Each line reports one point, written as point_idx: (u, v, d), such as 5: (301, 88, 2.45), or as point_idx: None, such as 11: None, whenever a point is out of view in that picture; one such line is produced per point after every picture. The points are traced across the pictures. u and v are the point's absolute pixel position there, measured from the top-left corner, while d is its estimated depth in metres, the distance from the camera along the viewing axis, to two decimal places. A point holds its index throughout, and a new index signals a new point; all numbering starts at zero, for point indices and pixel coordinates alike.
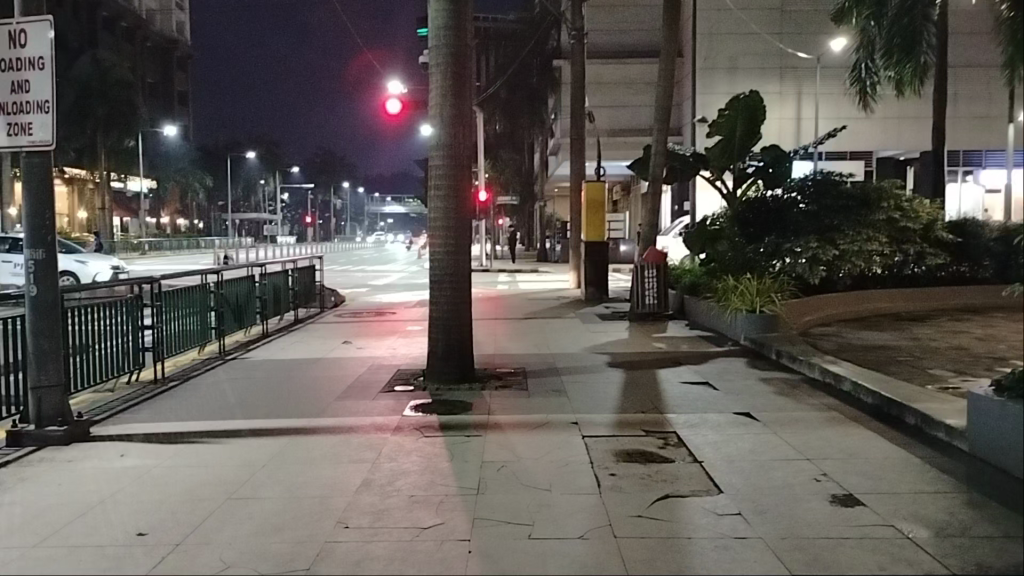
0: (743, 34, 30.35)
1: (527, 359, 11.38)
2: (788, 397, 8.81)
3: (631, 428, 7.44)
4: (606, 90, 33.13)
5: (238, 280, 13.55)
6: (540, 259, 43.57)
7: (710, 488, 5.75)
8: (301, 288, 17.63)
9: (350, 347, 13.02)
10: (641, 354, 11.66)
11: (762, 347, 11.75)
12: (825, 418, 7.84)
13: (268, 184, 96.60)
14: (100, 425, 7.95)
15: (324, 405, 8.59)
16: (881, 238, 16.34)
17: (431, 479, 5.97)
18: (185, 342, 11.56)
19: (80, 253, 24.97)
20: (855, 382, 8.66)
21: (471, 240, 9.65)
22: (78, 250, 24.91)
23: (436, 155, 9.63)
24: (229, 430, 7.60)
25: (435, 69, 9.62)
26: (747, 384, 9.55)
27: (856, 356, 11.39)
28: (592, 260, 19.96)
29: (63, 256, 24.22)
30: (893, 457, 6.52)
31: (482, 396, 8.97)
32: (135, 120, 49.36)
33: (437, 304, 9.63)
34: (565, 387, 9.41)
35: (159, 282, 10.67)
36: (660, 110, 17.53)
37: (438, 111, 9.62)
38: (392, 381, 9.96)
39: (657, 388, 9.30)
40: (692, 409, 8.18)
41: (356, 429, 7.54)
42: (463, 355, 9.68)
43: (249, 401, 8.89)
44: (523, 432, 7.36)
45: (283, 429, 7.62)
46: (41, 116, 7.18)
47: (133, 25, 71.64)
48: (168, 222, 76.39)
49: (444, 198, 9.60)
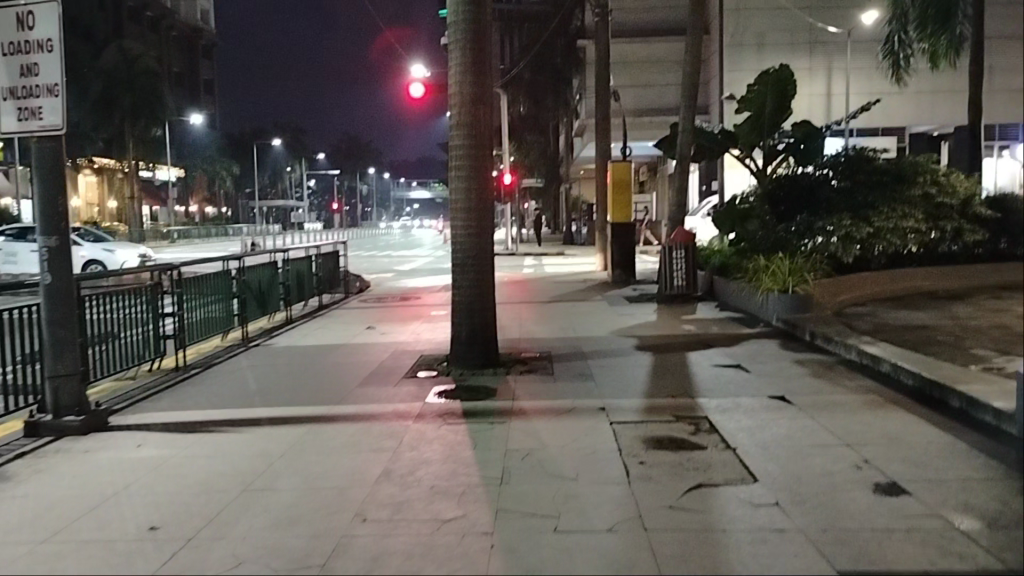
0: (770, 9, 29.83)
1: (552, 344, 11.12)
2: (825, 380, 8.48)
3: (661, 414, 7.17)
4: (632, 70, 32.84)
5: (261, 266, 13.43)
6: (566, 241, 43.22)
7: (745, 476, 5.48)
8: (325, 274, 17.48)
9: (375, 332, 12.85)
10: (670, 337, 11.37)
11: (795, 328, 11.40)
12: (864, 401, 7.51)
13: (294, 171, 96.89)
14: (118, 415, 7.81)
15: (346, 392, 8.39)
16: (917, 215, 16.07)
17: (454, 469, 5.76)
18: (207, 330, 11.45)
19: (109, 241, 25.13)
20: (895, 364, 8.31)
21: (494, 219, 9.42)
22: (107, 238, 25.09)
23: (456, 135, 9.38)
24: (248, 419, 7.43)
25: (454, 44, 9.33)
26: (781, 367, 9.22)
27: (894, 336, 11.01)
28: (619, 241, 19.63)
29: (92, 245, 24.37)
30: (939, 442, 6.20)
31: (507, 381, 8.74)
32: (162, 110, 49.56)
33: (460, 290, 9.41)
34: (593, 371, 9.14)
35: (180, 269, 10.51)
36: (687, 86, 17.12)
37: (457, 88, 9.34)
38: (415, 367, 9.77)
39: (688, 371, 9.01)
40: (725, 394, 7.89)
41: (378, 417, 7.34)
42: (487, 340, 9.45)
43: (270, 389, 8.72)
44: (549, 419, 7.11)
45: (302, 417, 7.44)
46: (51, 100, 7.02)
47: (158, 13, 71.94)
48: (197, 210, 76.85)
49: (466, 177, 9.34)
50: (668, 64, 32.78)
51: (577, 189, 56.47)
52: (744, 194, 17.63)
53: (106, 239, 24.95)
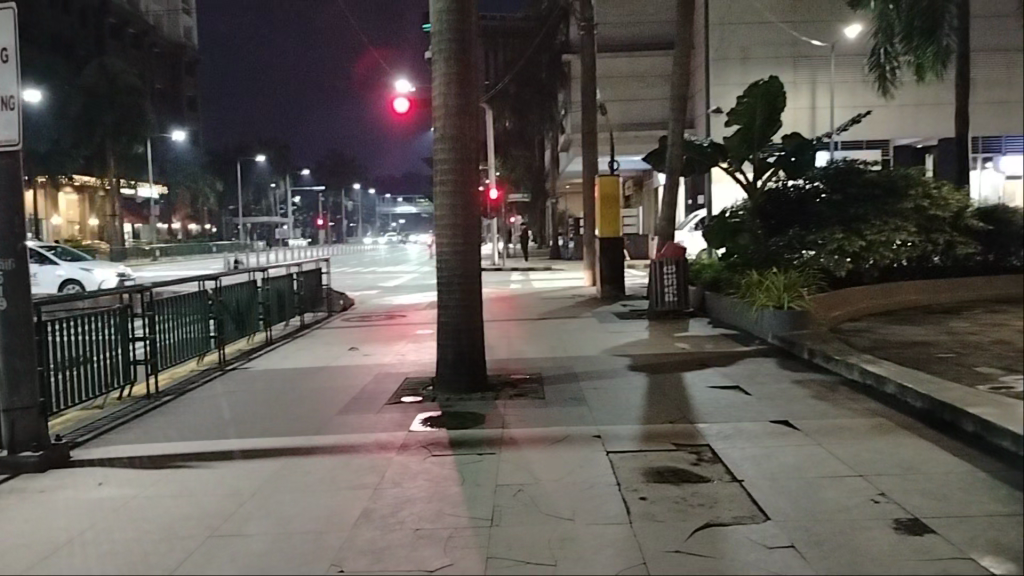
0: (754, 24, 29.79)
1: (542, 364, 10.71)
2: (828, 402, 8.10)
3: (659, 442, 6.77)
4: (618, 84, 32.64)
5: (238, 286, 12.96)
6: (553, 256, 42.90)
7: (755, 513, 5.09)
8: (307, 291, 17.04)
9: (358, 354, 12.39)
10: (664, 356, 10.97)
11: (792, 345, 11.02)
12: (871, 426, 7.11)
13: (279, 188, 96.39)
14: (83, 448, 7.35)
15: (325, 421, 7.94)
16: (910, 227, 15.85)
17: (440, 509, 5.33)
18: (181, 353, 10.95)
19: (86, 260, 24.52)
20: (901, 385, 7.94)
21: (481, 236, 9.02)
22: (84, 256, 24.50)
23: (440, 148, 8.99)
24: (221, 452, 6.98)
25: (437, 55, 8.97)
26: (781, 388, 8.84)
27: (893, 354, 10.63)
28: (607, 256, 19.28)
29: (69, 264, 23.78)
30: (956, 473, 5.80)
31: (496, 406, 8.32)
32: (143, 126, 48.98)
33: (446, 309, 8.99)
34: (585, 394, 8.74)
35: (151, 291, 10.03)
36: (675, 98, 16.84)
37: (441, 100, 8.96)
38: (399, 392, 9.32)
39: (685, 393, 8.62)
40: (725, 418, 7.50)
41: (359, 449, 6.89)
42: (474, 362, 9.03)
43: (245, 418, 8.26)
44: (540, 448, 6.68)
45: (279, 449, 6.98)
46: (6, 114, 6.61)
47: (140, 30, 71.46)
48: (179, 227, 76.12)
49: (450, 193, 8.95)
50: (653, 78, 32.63)
51: (563, 203, 56.25)
52: (733, 208, 17.36)
53: (85, 257, 24.39)
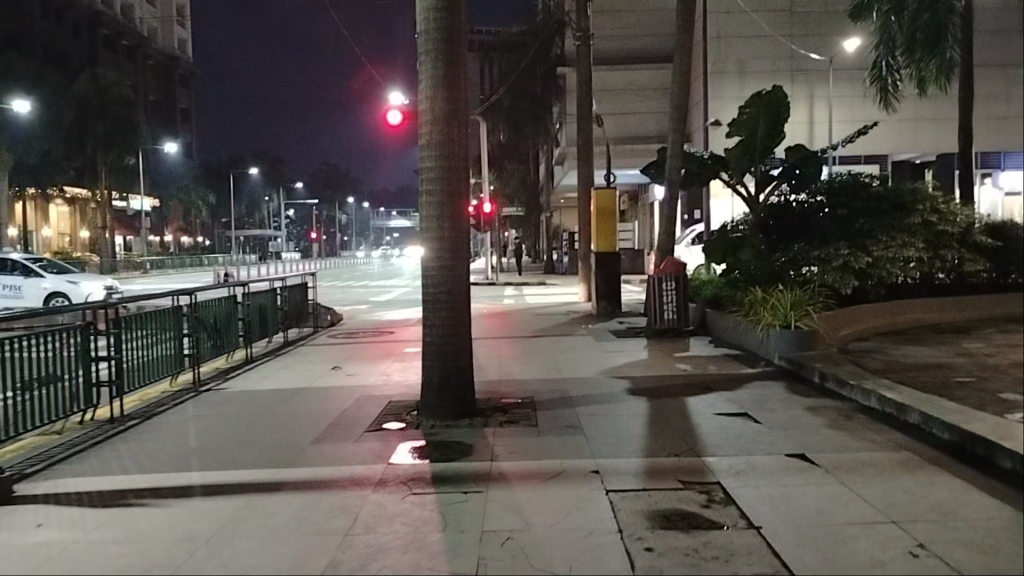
0: (752, 37, 29.28)
1: (535, 387, 10.03)
2: (847, 433, 7.45)
3: (663, 478, 6.12)
4: (614, 97, 32.09)
5: (216, 301, 12.27)
6: (547, 271, 42.23)
7: (777, 571, 4.45)
8: (291, 307, 16.33)
9: (340, 374, 11.70)
10: (665, 378, 10.33)
11: (801, 368, 10.39)
12: (896, 462, 6.48)
13: (272, 200, 95.72)
14: (29, 481, 6.66)
15: (298, 451, 7.25)
16: (918, 243, 15.25)
17: (416, 561, 4.68)
18: (151, 373, 10.26)
19: (72, 273, 23.75)
20: (925, 415, 7.33)
21: (470, 249, 8.39)
22: (70, 270, 23.73)
23: (425, 158, 8.37)
24: (180, 486, 6.32)
25: (424, 57, 8.34)
26: (793, 416, 8.18)
27: (908, 379, 10.00)
28: (604, 271, 18.64)
29: (54, 277, 23.01)
30: (1000, 519, 5.18)
31: (485, 435, 7.66)
32: (135, 137, 48.20)
33: (432, 328, 8.34)
34: (582, 422, 8.08)
35: (119, 306, 9.34)
36: (675, 107, 16.22)
37: (428, 105, 8.33)
38: (381, 417, 8.64)
39: (689, 422, 7.97)
40: (735, 451, 6.85)
41: (331, 485, 6.21)
42: (462, 386, 8.37)
43: (213, 447, 7.58)
44: (532, 486, 6.03)
45: (242, 485, 6.29)
46: None
47: (134, 42, 71.03)
48: (171, 239, 75.34)
49: (436, 204, 8.31)
50: (650, 92, 32.09)
51: (558, 217, 55.64)
52: (734, 222, 16.80)
53: (71, 270, 23.72)
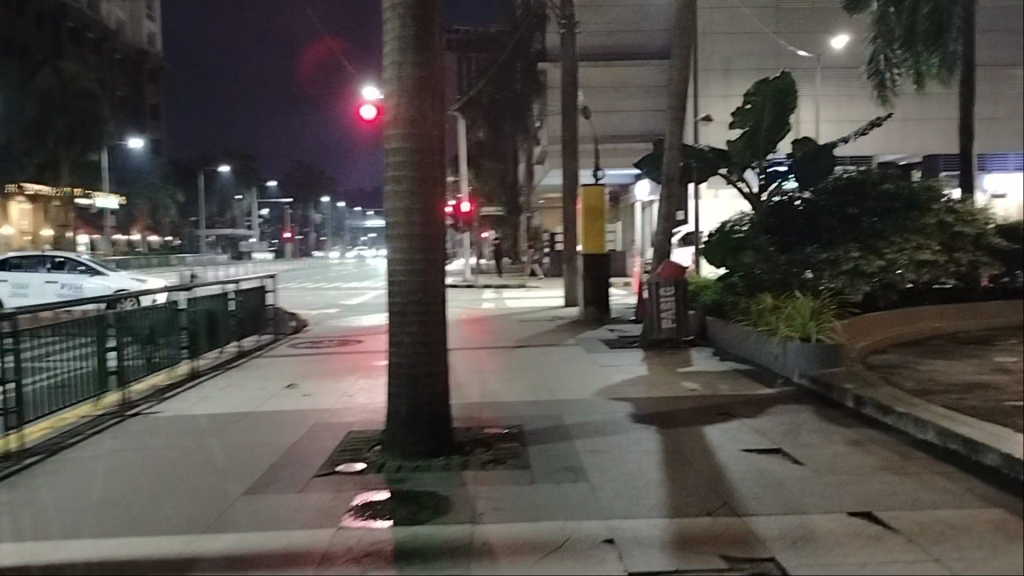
0: (740, 33, 27.94)
1: (522, 413, 8.50)
2: (912, 479, 5.99)
3: (700, 551, 4.67)
4: (597, 94, 30.58)
5: (153, 308, 10.60)
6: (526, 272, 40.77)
7: None
8: (247, 312, 14.71)
9: (294, 393, 10.13)
10: (674, 401, 8.84)
11: (828, 389, 8.93)
12: (993, 524, 5.05)
13: (244, 200, 93.56)
14: None
15: (228, 507, 5.69)
16: (933, 245, 13.78)
17: None
18: (66, 396, 8.59)
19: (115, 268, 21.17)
20: (1010, 455, 5.89)
21: (445, 248, 6.87)
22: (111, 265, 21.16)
23: (392, 135, 6.83)
24: (60, 567, 4.73)
25: (389, 13, 6.79)
26: (838, 454, 6.72)
27: (953, 401, 8.56)
28: (592, 274, 17.11)
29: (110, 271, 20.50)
30: None
31: (461, 480, 6.17)
32: (99, 134, 45.63)
33: (399, 347, 6.80)
34: (583, 461, 6.58)
35: (25, 317, 7.67)
36: (674, 95, 14.74)
37: (393, 73, 6.80)
38: (337, 455, 7.07)
39: (715, 462, 6.49)
40: (783, 508, 5.39)
41: (257, 565, 4.67)
42: (435, 418, 6.85)
43: (121, 499, 5.99)
44: (528, 564, 4.54)
45: (144, 562, 4.76)
46: None
47: (100, 35, 68.48)
48: (139, 239, 72.78)
49: (405, 194, 6.78)
50: (634, 89, 30.66)
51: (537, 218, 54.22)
52: (733, 221, 15.23)
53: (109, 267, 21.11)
